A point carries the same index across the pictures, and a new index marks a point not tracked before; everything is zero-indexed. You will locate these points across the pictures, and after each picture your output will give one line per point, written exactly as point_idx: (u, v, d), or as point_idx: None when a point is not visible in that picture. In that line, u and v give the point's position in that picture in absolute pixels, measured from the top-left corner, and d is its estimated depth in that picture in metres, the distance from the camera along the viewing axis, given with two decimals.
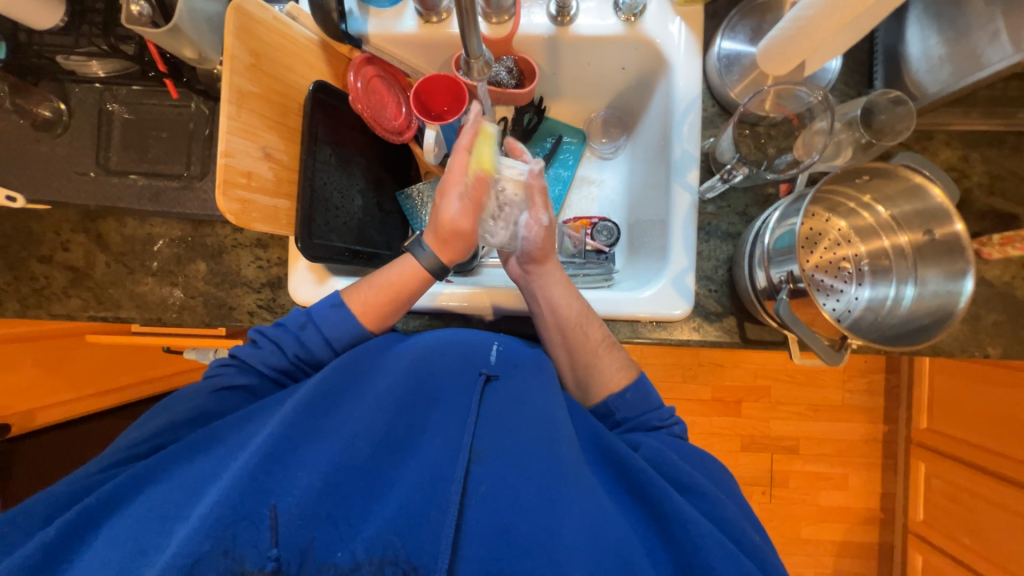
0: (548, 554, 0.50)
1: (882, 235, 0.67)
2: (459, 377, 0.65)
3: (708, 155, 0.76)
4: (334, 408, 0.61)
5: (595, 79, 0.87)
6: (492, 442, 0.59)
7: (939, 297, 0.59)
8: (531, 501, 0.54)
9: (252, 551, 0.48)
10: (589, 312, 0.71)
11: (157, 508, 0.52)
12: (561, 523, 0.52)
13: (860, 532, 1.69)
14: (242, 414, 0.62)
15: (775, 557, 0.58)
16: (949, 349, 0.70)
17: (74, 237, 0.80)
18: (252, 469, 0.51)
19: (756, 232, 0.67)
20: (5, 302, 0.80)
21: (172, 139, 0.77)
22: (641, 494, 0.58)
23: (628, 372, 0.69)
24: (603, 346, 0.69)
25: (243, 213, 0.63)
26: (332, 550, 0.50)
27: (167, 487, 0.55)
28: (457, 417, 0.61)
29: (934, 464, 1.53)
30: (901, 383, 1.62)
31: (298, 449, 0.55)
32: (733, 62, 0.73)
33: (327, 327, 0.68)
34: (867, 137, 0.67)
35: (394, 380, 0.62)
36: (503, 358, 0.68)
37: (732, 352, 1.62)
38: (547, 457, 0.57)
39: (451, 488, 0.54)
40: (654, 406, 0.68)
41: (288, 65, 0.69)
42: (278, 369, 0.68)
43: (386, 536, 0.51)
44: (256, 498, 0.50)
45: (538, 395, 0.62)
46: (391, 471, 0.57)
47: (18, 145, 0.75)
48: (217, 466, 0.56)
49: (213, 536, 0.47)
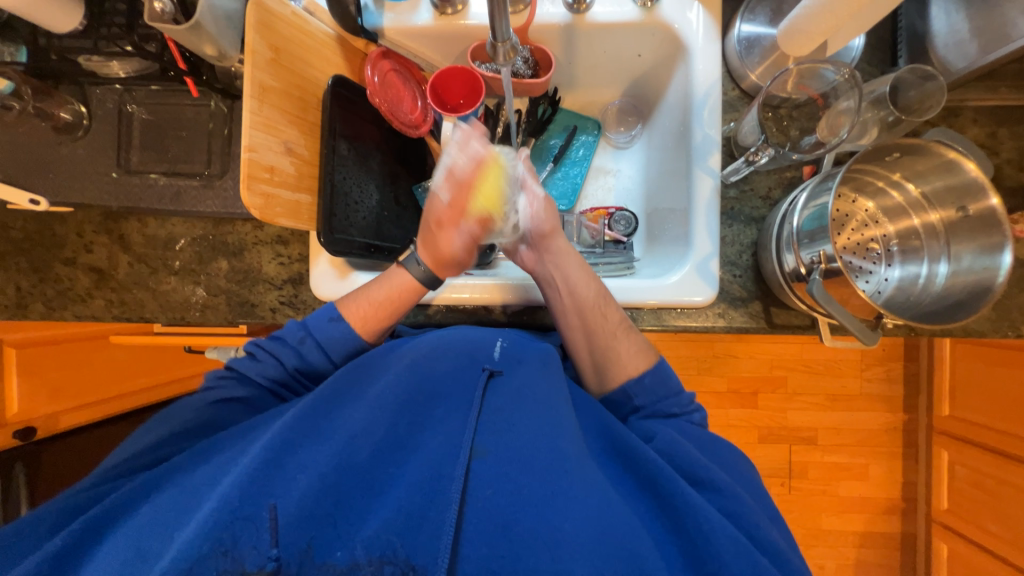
0: (551, 550, 0.48)
1: (911, 214, 0.66)
2: (459, 374, 0.63)
3: (728, 140, 0.76)
4: (334, 410, 0.59)
5: (611, 67, 0.87)
6: (495, 438, 0.56)
7: (974, 273, 0.58)
8: (533, 498, 0.52)
9: (252, 552, 0.47)
10: (608, 295, 0.69)
11: (161, 513, 0.52)
12: (562, 519, 0.50)
13: (882, 522, 1.67)
14: (245, 425, 0.61)
15: (796, 557, 0.56)
16: (981, 329, 0.68)
17: (96, 239, 0.81)
18: (250, 473, 0.50)
19: (783, 214, 0.66)
20: (31, 304, 0.81)
21: (192, 138, 0.77)
22: (651, 487, 0.56)
23: (646, 357, 0.66)
24: (620, 329, 0.67)
25: (267, 208, 0.64)
26: (330, 550, 0.48)
27: (171, 494, 0.54)
28: (461, 412, 0.59)
29: (957, 451, 1.51)
30: (920, 370, 1.60)
31: (298, 450, 0.53)
32: (754, 44, 0.73)
33: (321, 335, 0.67)
34: (894, 114, 0.66)
35: (395, 378, 0.60)
36: (507, 354, 0.66)
37: (747, 342, 1.60)
38: (548, 455, 0.54)
39: (452, 485, 0.52)
40: (672, 392, 0.65)
41: (307, 60, 0.69)
42: (281, 372, 0.67)
43: (385, 536, 0.49)
44: (253, 502, 0.49)
45: (539, 387, 0.61)
46: (391, 470, 0.54)
47: (40, 148, 0.75)
48: (217, 471, 0.55)
49: (211, 538, 0.46)
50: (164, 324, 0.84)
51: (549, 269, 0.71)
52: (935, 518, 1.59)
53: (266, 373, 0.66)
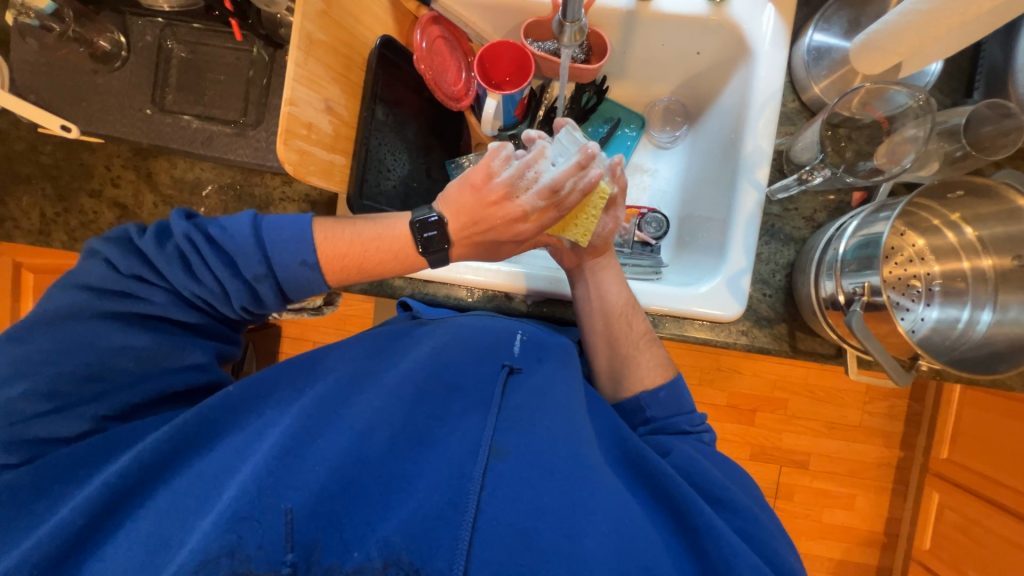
0: (572, 562, 0.48)
1: (962, 257, 0.63)
2: (477, 366, 0.62)
3: (780, 154, 0.73)
4: (352, 396, 0.58)
5: (667, 62, 0.83)
6: (513, 440, 0.55)
7: (1021, 325, 0.56)
8: (554, 507, 0.51)
9: (258, 552, 0.45)
10: (636, 306, 0.69)
11: (180, 499, 0.49)
12: (584, 533, 0.49)
13: (860, 553, 1.68)
14: (255, 401, 0.58)
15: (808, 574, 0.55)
16: (1011, 382, 0.66)
17: (124, 174, 0.80)
18: (267, 463, 0.49)
19: (828, 238, 0.64)
20: (53, 232, 0.80)
21: (230, 83, 0.75)
22: (669, 502, 0.55)
23: (665, 371, 0.67)
24: (645, 340, 0.67)
25: (301, 164, 0.62)
26: (347, 549, 0.47)
27: (186, 477, 0.51)
28: (480, 410, 0.58)
29: (948, 495, 1.50)
30: (924, 410, 1.58)
31: (316, 440, 0.53)
32: (823, 55, 0.69)
33: (285, 279, 0.58)
34: (964, 149, 0.63)
35: (413, 366, 0.59)
36: (528, 348, 0.65)
37: (754, 360, 1.59)
38: (567, 463, 0.53)
39: (470, 487, 0.51)
40: (686, 409, 0.65)
41: (357, 15, 0.67)
42: (220, 300, 0.57)
43: (402, 538, 0.48)
44: (271, 492, 0.48)
45: (558, 390, 0.60)
46: (411, 463, 0.54)
47: (74, 74, 0.73)
48: (234, 453, 0.53)
49: (232, 531, 0.45)
50: None
51: (582, 271, 0.70)
52: (914, 557, 1.59)
53: (203, 297, 0.56)
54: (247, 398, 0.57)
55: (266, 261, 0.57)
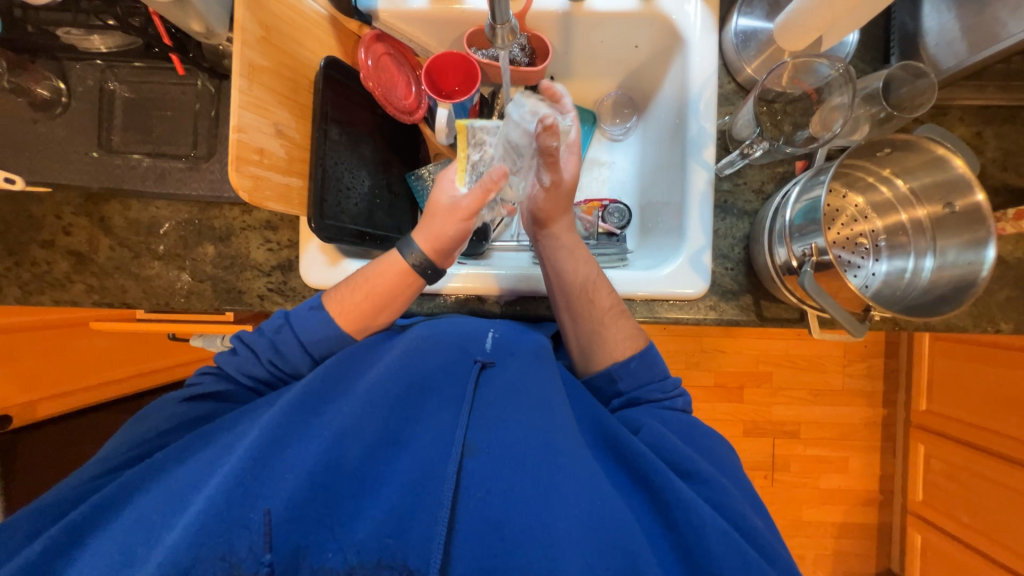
0: (545, 548, 0.48)
1: (900, 210, 0.67)
2: (450, 366, 0.62)
3: (723, 133, 0.76)
4: (322, 405, 0.57)
5: (608, 58, 0.86)
6: (487, 434, 0.56)
7: (959, 267, 0.59)
8: (528, 495, 0.51)
9: (248, 552, 0.46)
10: (600, 278, 0.68)
11: (144, 516, 0.50)
12: (557, 517, 0.50)
13: (860, 514, 1.71)
14: (235, 417, 0.59)
15: (779, 543, 0.55)
16: (962, 324, 0.70)
17: (76, 221, 0.78)
18: (237, 474, 0.49)
19: (776, 207, 0.67)
20: (6, 288, 0.78)
21: (177, 118, 0.75)
22: (643, 481, 0.56)
23: (634, 342, 0.66)
24: (611, 314, 0.67)
25: (256, 190, 0.62)
26: (324, 551, 0.48)
27: (157, 492, 0.52)
28: (453, 406, 0.58)
29: (933, 446, 1.55)
30: (900, 366, 1.64)
31: (286, 448, 0.52)
32: (750, 37, 0.73)
33: (301, 327, 0.64)
34: (886, 110, 0.66)
35: (385, 371, 0.59)
36: (498, 345, 0.66)
37: (735, 338, 1.62)
38: (541, 450, 0.54)
39: (444, 484, 0.51)
40: (657, 377, 0.66)
41: (298, 40, 0.67)
42: (258, 369, 0.64)
43: (379, 539, 0.48)
44: (241, 503, 0.48)
45: (533, 380, 0.61)
46: (383, 466, 0.54)
47: (14, 125, 0.72)
48: (202, 468, 0.53)
49: (201, 544, 0.45)
50: (146, 310, 0.81)
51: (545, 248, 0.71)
52: (910, 510, 1.63)
53: (242, 368, 0.64)
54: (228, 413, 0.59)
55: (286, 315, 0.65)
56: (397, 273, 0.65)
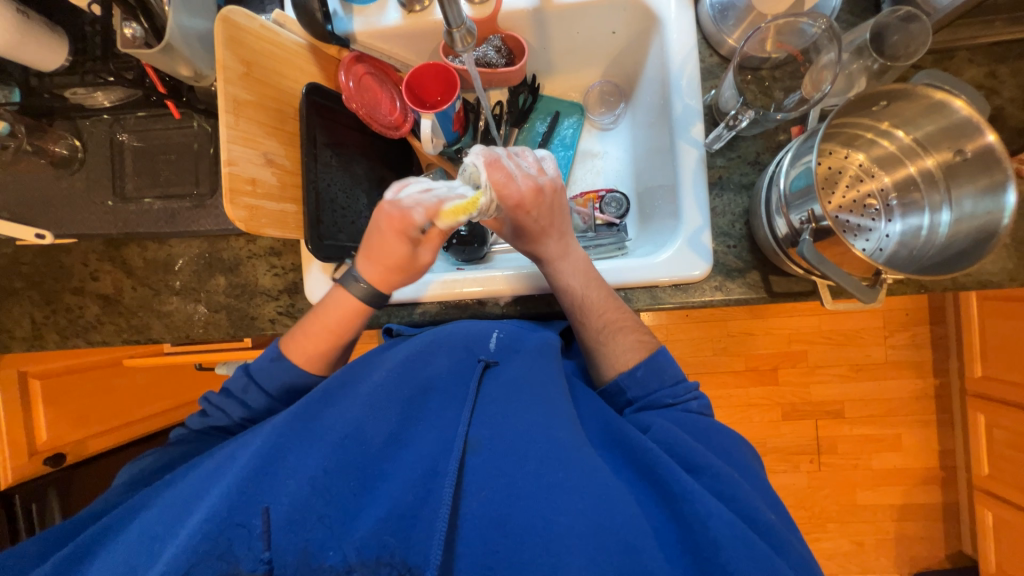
0: (544, 541, 0.48)
1: (907, 163, 0.64)
2: (453, 369, 0.63)
3: (710, 107, 0.74)
4: (323, 411, 0.58)
5: (587, 48, 0.86)
6: (488, 430, 0.55)
7: (978, 218, 0.55)
8: (528, 490, 0.51)
9: (246, 555, 0.48)
10: (599, 296, 0.68)
11: (152, 525, 0.51)
12: (557, 512, 0.49)
13: (920, 493, 1.60)
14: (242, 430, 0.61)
15: (795, 540, 0.52)
16: (996, 279, 0.64)
17: (101, 266, 0.84)
18: (240, 482, 0.50)
19: (770, 177, 0.64)
20: (46, 334, 0.84)
21: (180, 160, 0.79)
22: (648, 473, 0.54)
23: (642, 350, 0.65)
24: (609, 331, 0.66)
25: (252, 219, 0.65)
26: (325, 550, 0.48)
27: (166, 502, 0.53)
28: (455, 405, 0.59)
29: (993, 413, 1.43)
30: (948, 332, 1.53)
31: (288, 455, 0.53)
32: (728, 7, 0.70)
33: (265, 380, 0.65)
34: (879, 62, 0.63)
35: (387, 375, 0.60)
36: (502, 345, 0.66)
37: (761, 318, 1.56)
38: (546, 445, 0.53)
39: (445, 481, 0.51)
40: (670, 381, 0.63)
41: (280, 71, 0.70)
42: (230, 425, 0.66)
43: (380, 537, 0.49)
44: (245, 507, 0.49)
45: (533, 376, 0.61)
46: (385, 465, 0.54)
47: (39, 183, 0.78)
48: (206, 477, 0.54)
49: (206, 542, 0.47)
50: (171, 344, 0.86)
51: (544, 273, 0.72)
52: (977, 485, 1.51)
53: (214, 425, 0.65)
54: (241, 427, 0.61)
55: (247, 374, 0.65)
56: (352, 307, 0.66)
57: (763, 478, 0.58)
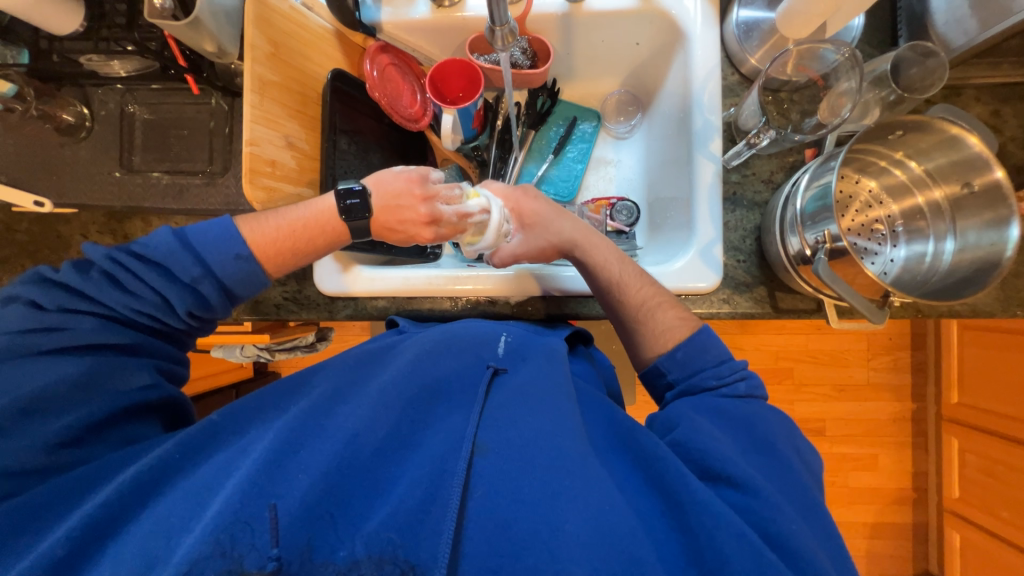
0: (549, 550, 0.48)
1: (916, 192, 0.66)
2: (461, 373, 0.63)
3: (729, 125, 0.76)
4: (332, 409, 0.58)
5: (609, 57, 0.87)
6: (497, 435, 0.55)
7: (983, 247, 0.57)
8: (534, 497, 0.51)
9: (252, 551, 0.44)
10: (633, 273, 0.69)
11: (158, 523, 0.47)
12: (563, 518, 0.49)
13: (893, 513, 1.65)
14: (243, 415, 0.58)
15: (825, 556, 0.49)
16: (989, 309, 0.67)
17: (100, 238, 0.81)
18: (251, 474, 0.49)
19: (786, 196, 0.66)
20: None
21: (193, 136, 0.77)
22: (659, 483, 0.54)
23: (688, 324, 0.66)
24: (652, 304, 0.67)
25: (270, 201, 0.64)
26: (332, 549, 0.46)
27: (169, 499, 0.49)
28: (462, 410, 0.59)
29: (967, 439, 1.49)
30: (928, 359, 1.59)
31: (299, 450, 0.53)
32: (753, 28, 0.72)
33: (222, 272, 0.59)
34: (896, 92, 0.66)
35: (397, 375, 0.60)
36: (510, 350, 0.67)
37: (751, 334, 1.60)
38: (552, 455, 0.53)
39: (452, 481, 0.51)
40: (713, 361, 0.64)
41: (306, 54, 0.70)
42: (144, 302, 0.57)
43: (385, 534, 0.47)
44: (254, 501, 0.47)
45: (539, 385, 0.61)
46: (393, 466, 0.54)
47: (42, 149, 0.76)
48: (211, 469, 0.51)
49: (215, 536, 0.44)
50: None
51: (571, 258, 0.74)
52: (947, 507, 1.56)
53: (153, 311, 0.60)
54: (232, 421, 0.57)
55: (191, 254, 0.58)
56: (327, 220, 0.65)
57: (791, 488, 0.55)
